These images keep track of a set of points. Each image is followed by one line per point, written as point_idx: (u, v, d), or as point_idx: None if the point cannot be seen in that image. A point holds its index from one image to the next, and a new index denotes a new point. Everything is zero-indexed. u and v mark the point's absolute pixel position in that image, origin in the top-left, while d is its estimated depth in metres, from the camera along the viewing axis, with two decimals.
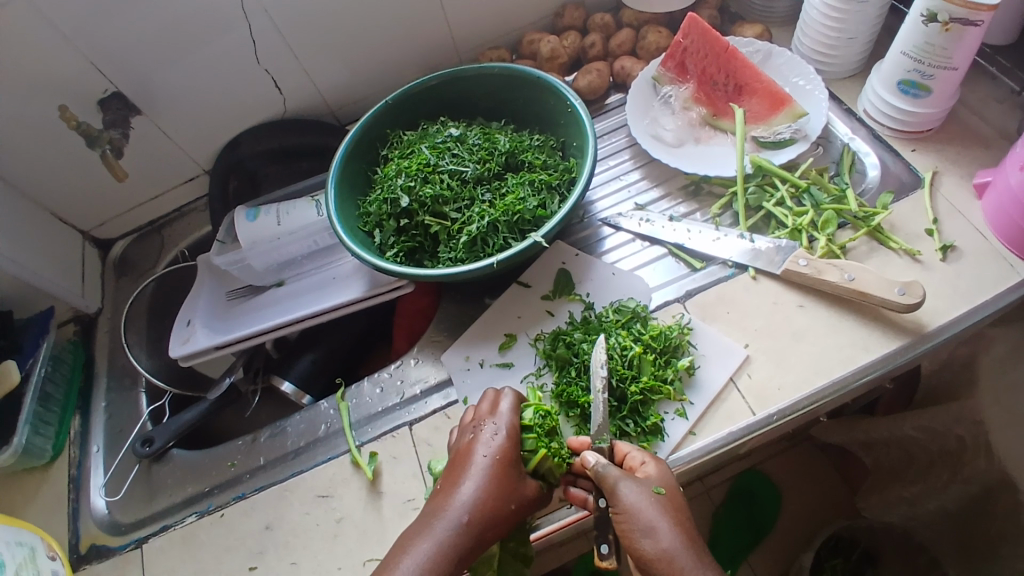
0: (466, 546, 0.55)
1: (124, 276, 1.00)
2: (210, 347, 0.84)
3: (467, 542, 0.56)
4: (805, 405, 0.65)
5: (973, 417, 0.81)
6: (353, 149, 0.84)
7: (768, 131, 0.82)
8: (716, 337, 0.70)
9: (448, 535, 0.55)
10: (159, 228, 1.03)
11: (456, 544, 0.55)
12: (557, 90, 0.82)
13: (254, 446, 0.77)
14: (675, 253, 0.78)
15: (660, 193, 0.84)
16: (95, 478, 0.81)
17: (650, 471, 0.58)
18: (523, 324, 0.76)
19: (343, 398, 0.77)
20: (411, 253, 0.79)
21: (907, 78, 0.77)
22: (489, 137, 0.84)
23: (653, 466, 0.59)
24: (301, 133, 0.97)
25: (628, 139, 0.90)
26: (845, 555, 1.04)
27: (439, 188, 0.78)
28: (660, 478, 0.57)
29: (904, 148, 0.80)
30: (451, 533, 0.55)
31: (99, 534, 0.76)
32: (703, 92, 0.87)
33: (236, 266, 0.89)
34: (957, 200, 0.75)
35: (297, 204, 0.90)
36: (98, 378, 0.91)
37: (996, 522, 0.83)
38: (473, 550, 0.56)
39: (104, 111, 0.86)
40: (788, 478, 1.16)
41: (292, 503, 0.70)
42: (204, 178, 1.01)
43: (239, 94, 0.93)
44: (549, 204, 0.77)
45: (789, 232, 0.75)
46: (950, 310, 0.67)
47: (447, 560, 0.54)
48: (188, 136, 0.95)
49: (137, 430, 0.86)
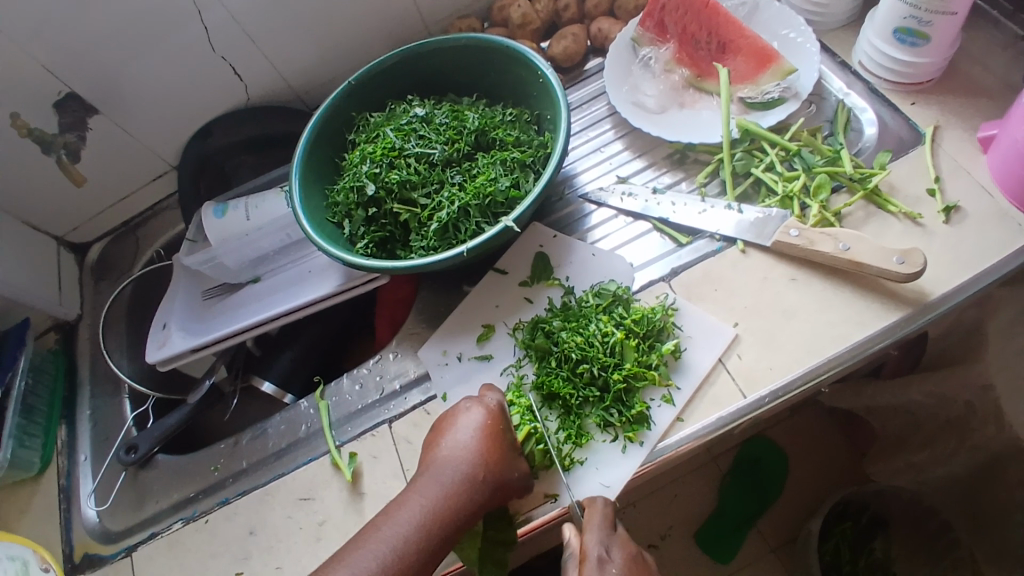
0: (470, 503, 0.56)
1: (102, 279, 0.97)
2: (186, 351, 0.82)
3: (471, 499, 0.56)
4: (798, 385, 0.61)
5: (982, 382, 0.77)
6: (316, 136, 0.79)
7: (755, 92, 0.76)
8: (703, 317, 0.66)
9: (451, 490, 0.55)
10: (133, 228, 0.99)
11: (459, 500, 0.55)
12: (527, 59, 0.77)
13: (236, 448, 0.75)
14: (660, 228, 0.73)
15: (644, 163, 0.79)
16: (84, 485, 0.79)
17: (609, 569, 0.53)
18: (501, 313, 0.73)
19: (321, 397, 0.74)
20: (382, 243, 0.76)
21: (904, 25, 0.71)
22: (457, 114, 0.79)
23: (614, 562, 0.54)
24: (268, 121, 0.93)
25: (608, 108, 0.85)
26: (853, 519, 1.02)
27: (406, 172, 0.74)
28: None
29: (903, 102, 0.74)
30: (454, 488, 0.55)
31: (91, 543, 0.74)
32: (685, 53, 0.81)
33: (207, 265, 0.85)
34: (960, 157, 0.69)
35: (266, 196, 0.86)
36: (81, 386, 0.89)
37: (1007, 490, 0.81)
38: (477, 507, 0.56)
39: (61, 114, 0.82)
40: (794, 444, 1.12)
41: (274, 507, 0.68)
42: (173, 173, 0.97)
43: (198, 84, 0.88)
44: (522, 183, 0.73)
45: (779, 200, 0.71)
46: (953, 277, 0.63)
47: (450, 515, 0.54)
48: (151, 132, 0.90)
49: (122, 436, 0.85)
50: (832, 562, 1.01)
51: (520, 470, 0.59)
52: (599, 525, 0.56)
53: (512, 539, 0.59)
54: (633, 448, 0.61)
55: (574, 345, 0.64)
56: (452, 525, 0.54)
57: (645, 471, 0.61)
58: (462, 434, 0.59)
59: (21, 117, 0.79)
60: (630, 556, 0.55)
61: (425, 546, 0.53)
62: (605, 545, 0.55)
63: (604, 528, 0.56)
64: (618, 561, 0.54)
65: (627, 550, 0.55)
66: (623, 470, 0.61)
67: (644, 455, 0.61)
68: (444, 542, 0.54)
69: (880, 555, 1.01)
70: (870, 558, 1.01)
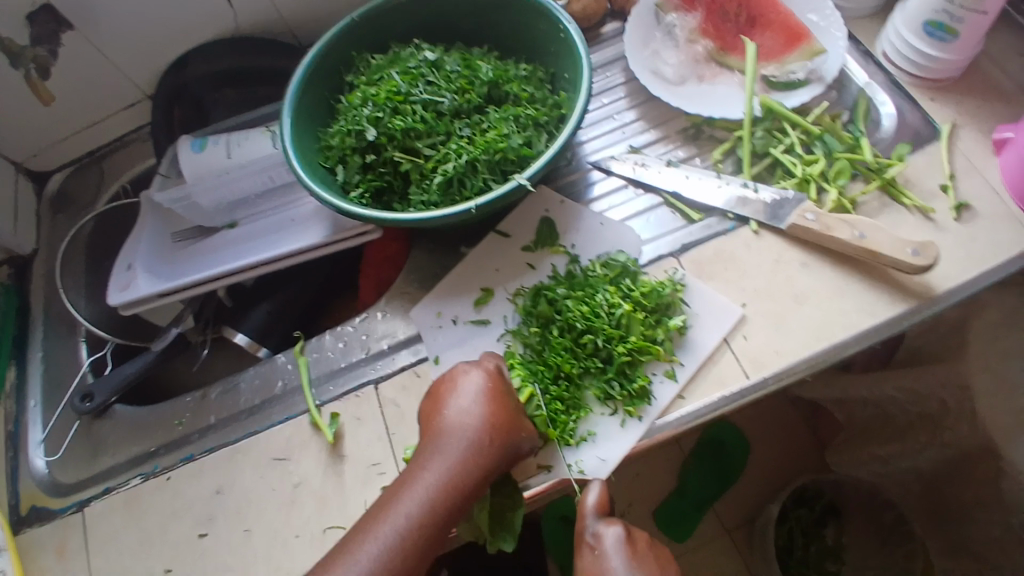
0: (479, 473, 0.53)
1: (62, 213, 0.88)
2: (153, 295, 0.75)
3: (480, 469, 0.53)
4: (801, 371, 0.61)
5: (959, 383, 0.77)
6: (312, 73, 0.73)
7: (780, 71, 0.75)
8: (710, 294, 0.65)
9: (457, 461, 0.53)
10: (99, 158, 0.91)
11: (466, 470, 0.53)
12: (548, 12, 0.72)
13: (204, 403, 0.69)
14: (671, 202, 0.71)
15: (656, 135, 0.76)
16: (32, 434, 0.73)
17: (604, 551, 0.54)
18: (500, 277, 0.69)
19: (302, 352, 0.70)
20: (378, 194, 0.71)
21: (935, 19, 0.69)
22: (469, 64, 0.74)
23: (607, 543, 0.54)
24: (254, 53, 0.85)
25: (624, 75, 0.81)
26: (810, 506, 1.05)
27: (411, 119, 0.69)
28: (613, 559, 0.53)
29: (922, 97, 0.74)
30: (461, 458, 0.53)
31: (38, 495, 0.68)
32: (710, 23, 0.78)
33: (180, 204, 0.78)
34: (974, 156, 0.69)
35: (249, 133, 0.79)
36: (33, 325, 0.81)
37: (971, 488, 0.80)
38: (487, 476, 0.54)
39: (31, 26, 0.73)
40: (755, 429, 1.12)
41: (245, 466, 0.64)
42: (147, 104, 0.89)
43: (183, 4, 0.79)
44: (535, 143, 0.69)
45: (796, 183, 0.69)
46: (961, 275, 0.63)
47: (458, 487, 0.52)
48: (127, 54, 0.82)
49: (76, 382, 0.78)
50: (784, 546, 1.03)
51: (528, 432, 0.56)
52: (591, 511, 0.55)
53: (520, 502, 0.57)
54: (632, 423, 0.60)
55: (579, 314, 0.62)
56: (461, 497, 0.52)
57: (641, 448, 0.60)
58: (464, 400, 0.56)
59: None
60: (625, 535, 0.54)
61: (433, 523, 0.51)
62: (596, 530, 0.54)
63: (597, 512, 0.55)
64: (614, 543, 0.54)
65: (622, 530, 0.55)
66: (624, 442, 0.59)
67: (642, 431, 0.60)
68: (454, 516, 0.52)
69: (831, 543, 1.04)
70: (822, 545, 1.04)
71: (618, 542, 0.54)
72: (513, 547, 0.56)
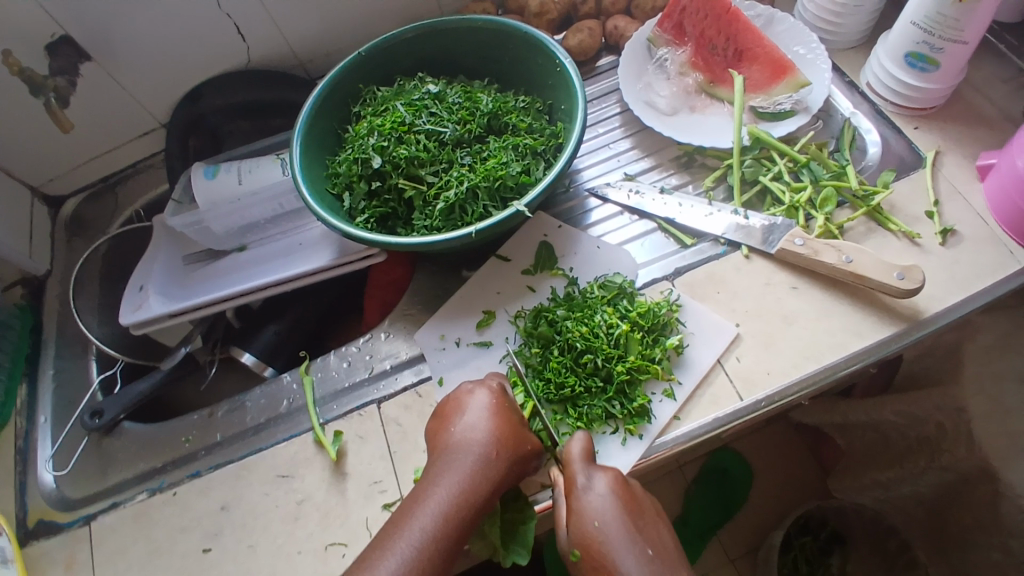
0: (489, 485, 0.54)
1: (77, 237, 0.92)
2: (164, 315, 0.77)
3: (490, 482, 0.54)
4: (794, 391, 0.62)
5: (956, 405, 0.76)
6: (321, 104, 0.77)
7: (768, 102, 0.78)
8: (705, 315, 0.67)
9: (468, 475, 0.54)
10: (113, 184, 0.94)
11: (477, 482, 0.54)
12: (545, 46, 0.76)
13: (211, 421, 0.71)
14: (665, 228, 0.73)
15: (650, 163, 0.79)
16: (42, 451, 0.74)
17: (595, 494, 0.54)
18: (502, 299, 0.72)
19: (307, 372, 0.72)
20: (383, 219, 0.74)
21: (916, 51, 0.73)
22: (470, 96, 0.78)
23: (597, 487, 0.54)
24: (265, 85, 0.89)
25: (620, 106, 0.85)
26: (814, 534, 1.05)
27: (414, 148, 0.72)
28: (604, 503, 0.53)
29: (906, 126, 0.76)
30: (471, 472, 0.54)
31: (47, 510, 0.69)
32: (700, 57, 0.82)
33: (193, 228, 0.81)
34: (958, 182, 0.72)
35: (260, 161, 0.82)
36: (46, 344, 0.83)
37: (969, 511, 0.80)
38: (497, 489, 0.55)
39: (51, 57, 0.78)
40: (758, 455, 1.12)
41: (251, 482, 0.65)
42: (162, 132, 0.93)
43: (198, 39, 0.83)
44: (533, 170, 0.72)
45: (785, 210, 0.71)
46: (947, 297, 0.65)
47: (470, 499, 0.53)
48: (144, 85, 0.86)
49: (87, 400, 0.80)
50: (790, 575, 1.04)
51: (533, 446, 0.58)
52: (579, 458, 0.56)
53: (532, 515, 0.58)
54: (633, 441, 0.61)
55: (579, 334, 0.64)
56: (473, 510, 0.53)
57: (642, 466, 0.62)
58: (471, 416, 0.58)
59: (11, 55, 0.75)
60: (617, 481, 0.55)
61: (448, 536, 0.52)
62: (586, 475, 0.55)
63: (584, 459, 0.56)
64: (605, 487, 0.54)
65: (613, 477, 0.55)
66: (625, 461, 0.61)
67: (643, 449, 0.61)
68: (467, 529, 0.53)
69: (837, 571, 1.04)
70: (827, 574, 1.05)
71: (609, 486, 0.54)
72: (527, 559, 0.57)
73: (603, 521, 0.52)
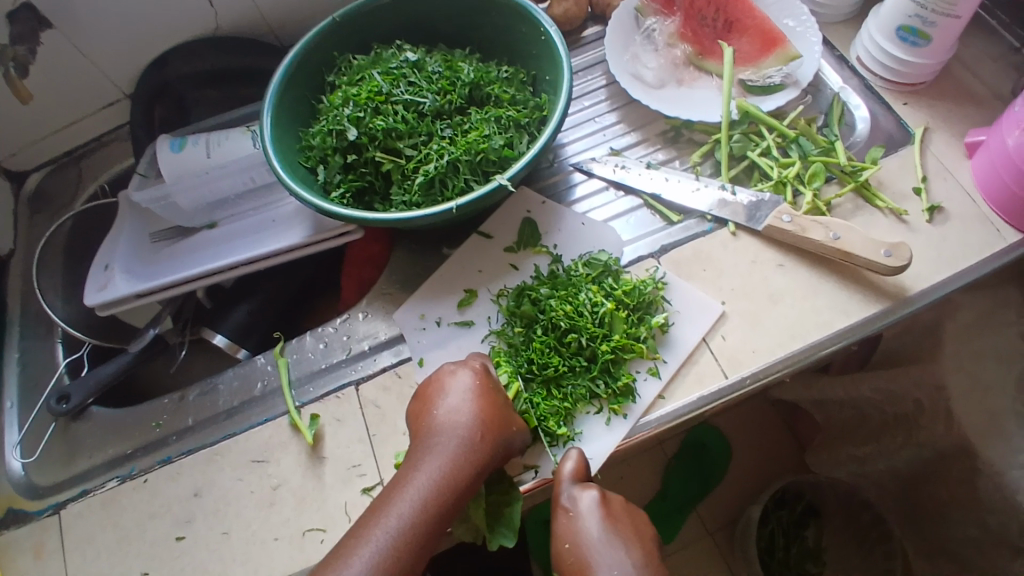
0: (472, 470, 0.53)
1: (40, 213, 0.87)
2: (130, 295, 0.74)
3: (473, 466, 0.53)
4: (779, 369, 0.61)
5: (935, 383, 0.75)
6: (293, 73, 0.73)
7: (757, 75, 0.76)
8: (691, 293, 0.65)
9: (450, 460, 0.53)
10: (77, 159, 0.89)
11: (459, 467, 0.53)
12: (530, 14, 0.73)
13: (183, 404, 0.68)
14: (651, 204, 0.72)
15: (636, 138, 0.77)
16: (9, 436, 0.71)
17: (580, 514, 0.55)
18: (484, 278, 0.70)
19: (281, 354, 0.69)
20: (360, 194, 0.71)
21: (908, 24, 0.71)
22: (450, 65, 0.74)
23: (583, 507, 0.55)
24: (236, 53, 0.84)
25: (606, 78, 0.82)
26: (790, 507, 1.04)
27: (392, 120, 0.69)
28: (590, 522, 0.55)
29: (896, 102, 0.75)
30: (453, 456, 0.53)
31: (16, 497, 0.66)
32: (689, 28, 0.80)
33: (160, 204, 0.77)
34: (946, 159, 0.71)
35: (230, 133, 0.77)
36: (9, 327, 0.79)
37: (947, 486, 0.80)
38: (480, 473, 0.54)
39: (11, 23, 0.72)
40: (738, 431, 1.12)
41: (223, 467, 0.63)
42: (127, 103, 0.88)
43: (163, 3, 0.78)
44: (516, 144, 0.70)
45: (773, 185, 0.70)
46: (933, 276, 0.64)
47: (451, 484, 0.52)
48: (108, 53, 0.81)
49: (53, 383, 0.77)
50: (766, 548, 1.02)
51: (519, 428, 0.57)
52: (568, 477, 0.56)
53: (516, 497, 0.57)
54: (617, 421, 0.61)
55: (563, 313, 0.62)
56: (455, 495, 0.52)
57: (627, 445, 0.61)
58: (455, 399, 0.56)
59: None
60: (600, 497, 0.56)
61: (428, 522, 0.51)
62: (573, 494, 0.55)
63: (574, 479, 0.56)
64: (590, 506, 0.55)
65: (597, 495, 0.56)
66: (609, 441, 0.60)
67: (628, 428, 0.60)
68: (449, 514, 0.52)
69: (812, 543, 1.04)
70: (802, 547, 1.04)
71: (594, 506, 0.55)
72: (513, 542, 0.57)
73: (585, 542, 0.54)
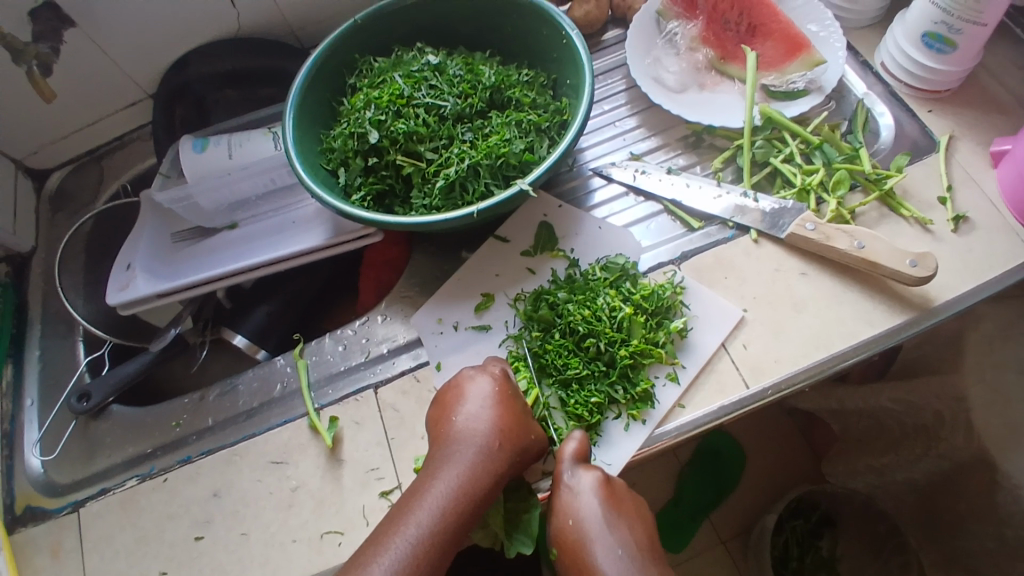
0: (491, 478, 0.53)
1: (61, 211, 0.88)
2: (152, 296, 0.75)
3: (492, 474, 0.53)
4: (801, 379, 0.61)
5: (956, 394, 0.75)
6: (315, 75, 0.73)
7: (781, 80, 0.75)
8: (711, 300, 0.65)
9: (469, 468, 0.53)
10: (98, 158, 0.90)
11: (478, 475, 0.53)
12: (552, 18, 0.72)
13: (202, 405, 0.69)
14: (671, 210, 0.71)
15: (656, 143, 0.77)
16: (28, 434, 0.72)
17: (581, 493, 0.55)
18: (501, 282, 0.70)
19: (301, 355, 0.69)
20: (380, 197, 0.71)
21: (934, 31, 0.70)
22: (472, 68, 0.74)
23: (584, 488, 0.55)
24: (256, 55, 0.85)
25: (626, 82, 0.82)
26: (805, 517, 1.03)
27: (413, 123, 0.69)
28: (588, 501, 0.54)
29: (921, 109, 0.74)
30: (472, 465, 0.53)
31: (35, 495, 0.67)
32: (711, 33, 0.79)
33: (181, 204, 0.77)
34: (972, 168, 0.70)
35: (251, 134, 0.79)
36: (31, 324, 0.80)
37: (966, 498, 0.78)
38: (498, 482, 0.54)
39: (33, 23, 0.73)
40: (752, 437, 1.12)
41: (242, 468, 0.64)
42: (148, 103, 0.89)
43: (186, 5, 0.79)
44: (537, 148, 0.70)
45: (796, 193, 0.70)
46: (959, 286, 0.63)
47: (469, 493, 0.52)
48: (130, 54, 0.82)
49: (74, 382, 0.78)
50: (779, 557, 1.01)
51: (538, 436, 0.57)
52: (570, 458, 0.56)
53: (535, 504, 0.57)
54: (636, 427, 0.60)
55: (581, 318, 0.62)
56: (473, 504, 0.52)
57: (643, 454, 0.60)
58: (474, 405, 0.56)
59: None
60: (603, 480, 0.55)
61: (447, 531, 0.51)
62: (575, 474, 0.55)
63: (575, 459, 0.56)
64: (591, 486, 0.55)
65: (599, 477, 0.55)
66: (628, 447, 0.60)
67: (645, 435, 0.60)
68: (467, 523, 0.52)
69: (827, 553, 1.02)
70: (817, 556, 1.02)
71: (596, 486, 0.54)
72: (532, 550, 0.56)
73: (584, 520, 0.54)
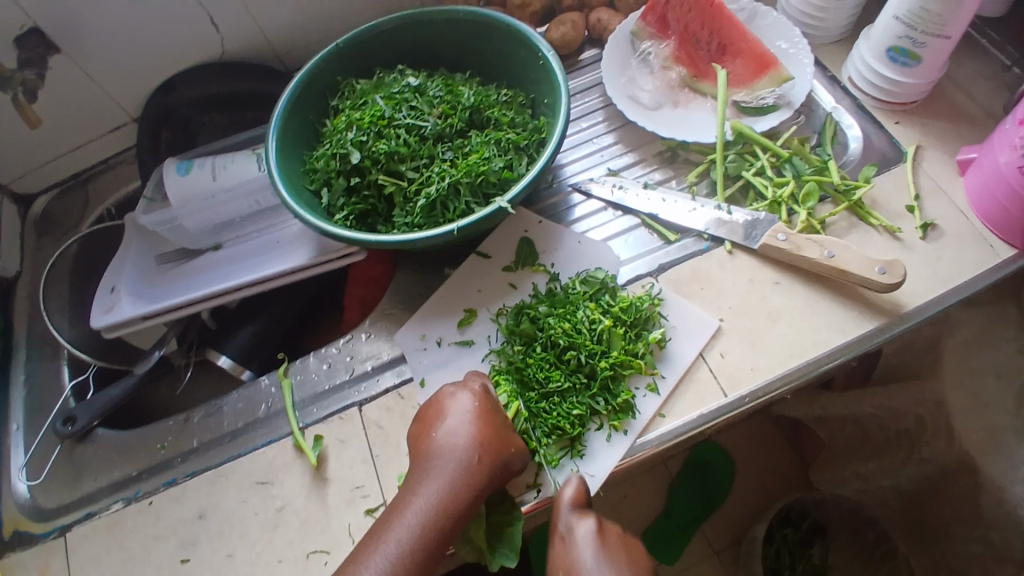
0: (471, 493, 0.54)
1: (47, 235, 0.89)
2: (136, 317, 0.75)
3: (472, 489, 0.54)
4: (777, 387, 0.62)
5: (935, 398, 0.76)
6: (297, 98, 0.75)
7: (750, 96, 0.77)
8: (688, 310, 0.66)
9: (449, 483, 0.53)
10: (84, 181, 0.91)
11: (457, 490, 0.53)
12: (529, 40, 0.74)
13: (187, 426, 0.69)
14: (648, 224, 0.73)
15: (633, 158, 0.79)
16: (14, 458, 0.72)
17: (575, 540, 0.56)
18: (483, 298, 0.71)
19: (286, 374, 0.70)
20: (363, 216, 0.72)
21: (898, 45, 0.73)
22: (451, 89, 0.76)
23: (579, 535, 0.56)
24: (241, 79, 0.86)
25: (603, 100, 0.84)
26: (795, 525, 1.03)
27: (395, 143, 0.71)
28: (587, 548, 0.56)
29: (888, 121, 0.77)
30: (451, 480, 0.53)
31: (20, 519, 0.67)
32: (684, 51, 0.82)
33: (166, 227, 0.78)
34: (939, 177, 0.72)
35: (236, 155, 0.79)
36: (16, 348, 0.81)
37: (950, 502, 0.79)
38: (478, 496, 0.54)
39: (19, 49, 0.74)
40: (741, 446, 1.13)
41: (228, 489, 0.64)
42: (133, 126, 0.89)
43: (172, 31, 0.81)
44: (515, 166, 0.71)
45: (768, 205, 0.72)
46: (928, 292, 0.65)
47: (449, 508, 0.53)
48: (114, 79, 0.83)
49: (58, 406, 0.78)
50: (772, 567, 1.01)
51: (517, 449, 0.57)
52: (567, 503, 0.57)
53: (517, 517, 0.58)
54: (617, 437, 0.61)
55: (561, 331, 0.63)
56: (452, 520, 0.53)
57: (626, 464, 0.61)
58: (455, 421, 0.57)
59: None
60: (597, 526, 0.56)
61: (427, 547, 0.51)
62: (571, 521, 0.56)
63: (573, 505, 0.57)
64: (587, 533, 0.56)
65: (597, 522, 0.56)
66: (610, 457, 0.61)
67: (627, 446, 0.61)
68: (446, 539, 0.52)
69: (818, 561, 1.02)
70: (809, 564, 1.03)
71: (591, 534, 0.55)
72: (515, 563, 0.56)
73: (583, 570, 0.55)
